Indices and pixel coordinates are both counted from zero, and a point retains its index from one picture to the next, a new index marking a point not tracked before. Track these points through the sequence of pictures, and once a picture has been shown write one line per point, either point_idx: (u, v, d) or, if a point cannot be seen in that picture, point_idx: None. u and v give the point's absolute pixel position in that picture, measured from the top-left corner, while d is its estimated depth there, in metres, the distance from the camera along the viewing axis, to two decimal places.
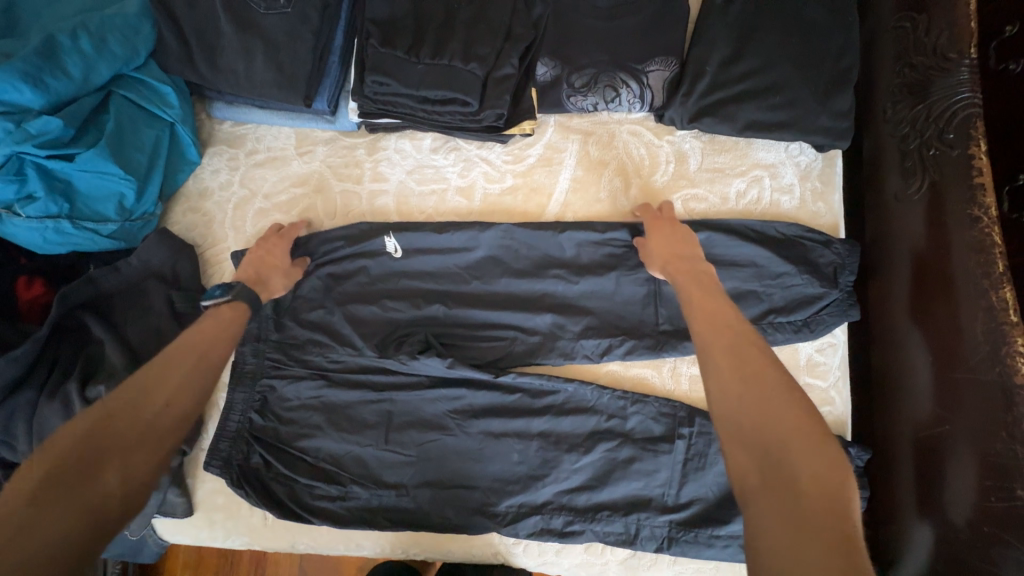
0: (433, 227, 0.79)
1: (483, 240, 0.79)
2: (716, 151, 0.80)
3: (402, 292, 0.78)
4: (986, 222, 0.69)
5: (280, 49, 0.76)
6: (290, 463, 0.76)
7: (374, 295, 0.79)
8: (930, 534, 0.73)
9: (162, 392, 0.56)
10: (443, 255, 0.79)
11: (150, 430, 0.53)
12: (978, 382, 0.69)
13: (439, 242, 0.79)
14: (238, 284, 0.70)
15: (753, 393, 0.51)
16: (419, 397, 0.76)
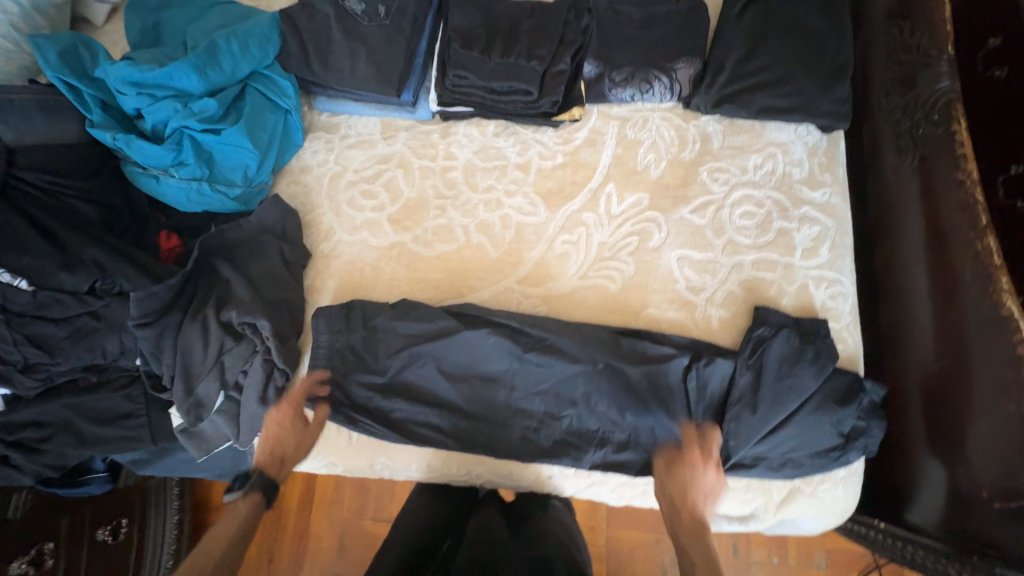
0: (439, 348, 0.86)
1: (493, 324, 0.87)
2: (736, 132, 0.94)
3: (436, 372, 0.87)
4: (970, 184, 0.83)
5: (378, 51, 0.95)
6: (363, 396, 0.87)
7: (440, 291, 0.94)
8: (940, 461, 0.82)
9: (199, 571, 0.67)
10: (451, 366, 0.87)
11: None
12: (971, 319, 0.80)
13: (449, 364, 0.87)
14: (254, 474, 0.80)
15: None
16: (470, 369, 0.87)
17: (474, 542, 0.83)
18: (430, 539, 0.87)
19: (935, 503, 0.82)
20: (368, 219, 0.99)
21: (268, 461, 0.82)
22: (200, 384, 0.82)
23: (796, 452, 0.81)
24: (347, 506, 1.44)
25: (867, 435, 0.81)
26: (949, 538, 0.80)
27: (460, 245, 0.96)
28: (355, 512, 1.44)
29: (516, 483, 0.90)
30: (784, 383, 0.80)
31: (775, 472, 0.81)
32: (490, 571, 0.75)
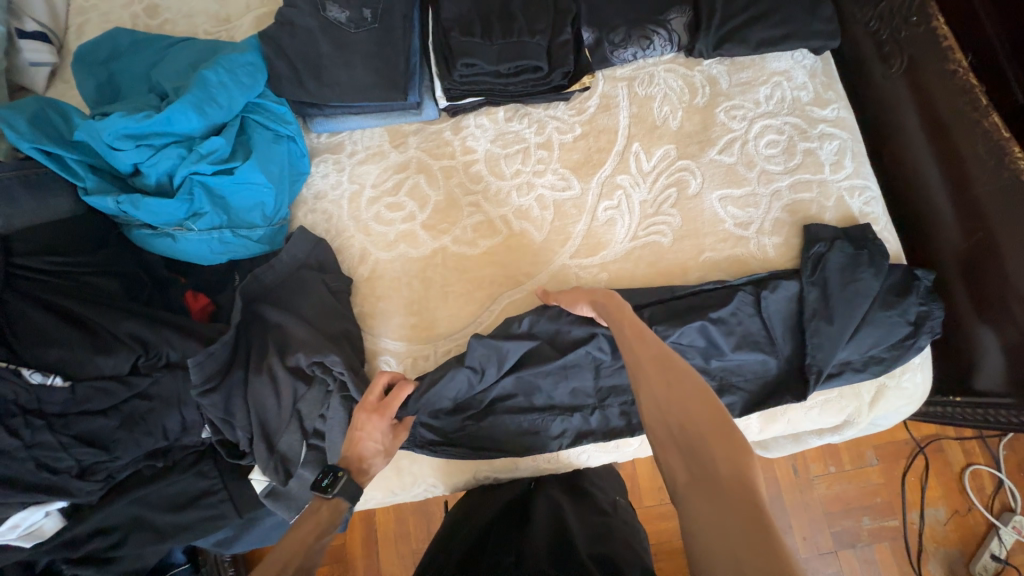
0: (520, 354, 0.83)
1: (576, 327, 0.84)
2: (739, 70, 0.98)
3: (525, 386, 0.84)
4: (961, 71, 0.90)
5: (374, 57, 0.91)
6: (454, 425, 0.84)
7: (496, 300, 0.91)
8: (992, 329, 0.88)
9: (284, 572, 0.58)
10: (538, 376, 0.83)
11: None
12: (991, 191, 0.87)
13: (540, 376, 0.83)
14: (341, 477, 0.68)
15: (682, 399, 0.56)
16: (561, 370, 0.83)
17: (543, 522, 0.80)
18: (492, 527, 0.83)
19: (998, 365, 0.89)
20: (401, 232, 0.95)
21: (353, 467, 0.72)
22: (282, 439, 0.77)
23: (875, 351, 0.85)
24: (417, 536, 1.38)
25: (935, 319, 0.85)
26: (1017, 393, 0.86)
27: (503, 236, 0.94)
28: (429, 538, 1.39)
29: (597, 459, 0.92)
30: (855, 295, 0.83)
31: (857, 374, 0.84)
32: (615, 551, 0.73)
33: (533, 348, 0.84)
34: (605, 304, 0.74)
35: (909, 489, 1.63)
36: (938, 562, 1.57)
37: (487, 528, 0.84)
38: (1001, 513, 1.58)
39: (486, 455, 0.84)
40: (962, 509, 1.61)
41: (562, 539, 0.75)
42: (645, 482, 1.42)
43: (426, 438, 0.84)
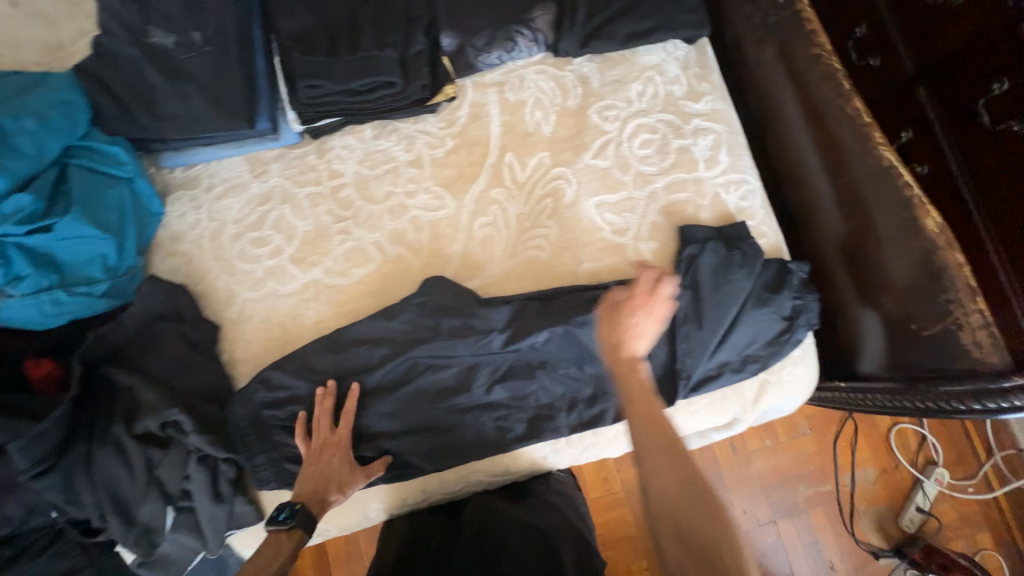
0: (392, 382, 0.81)
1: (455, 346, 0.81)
2: (610, 66, 0.94)
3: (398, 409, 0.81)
4: (825, 57, 0.93)
5: (211, 85, 0.83)
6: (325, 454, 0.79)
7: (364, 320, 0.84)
8: (872, 312, 0.88)
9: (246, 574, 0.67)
10: (410, 395, 0.81)
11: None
12: (864, 175, 0.87)
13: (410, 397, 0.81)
14: (301, 505, 0.72)
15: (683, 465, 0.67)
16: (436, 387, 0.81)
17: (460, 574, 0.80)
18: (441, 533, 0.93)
19: (880, 347, 0.88)
20: (268, 268, 0.89)
21: (318, 489, 0.74)
22: (141, 510, 0.72)
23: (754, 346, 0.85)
24: (366, 553, 1.36)
25: (807, 310, 0.86)
26: (897, 374, 0.86)
27: (378, 263, 0.90)
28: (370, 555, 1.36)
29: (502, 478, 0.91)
30: (726, 291, 0.83)
31: (739, 364, 0.84)
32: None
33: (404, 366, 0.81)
34: (617, 375, 0.75)
35: (841, 453, 1.68)
36: (869, 520, 1.64)
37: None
38: (925, 467, 1.65)
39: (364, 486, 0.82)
40: (889, 467, 1.68)
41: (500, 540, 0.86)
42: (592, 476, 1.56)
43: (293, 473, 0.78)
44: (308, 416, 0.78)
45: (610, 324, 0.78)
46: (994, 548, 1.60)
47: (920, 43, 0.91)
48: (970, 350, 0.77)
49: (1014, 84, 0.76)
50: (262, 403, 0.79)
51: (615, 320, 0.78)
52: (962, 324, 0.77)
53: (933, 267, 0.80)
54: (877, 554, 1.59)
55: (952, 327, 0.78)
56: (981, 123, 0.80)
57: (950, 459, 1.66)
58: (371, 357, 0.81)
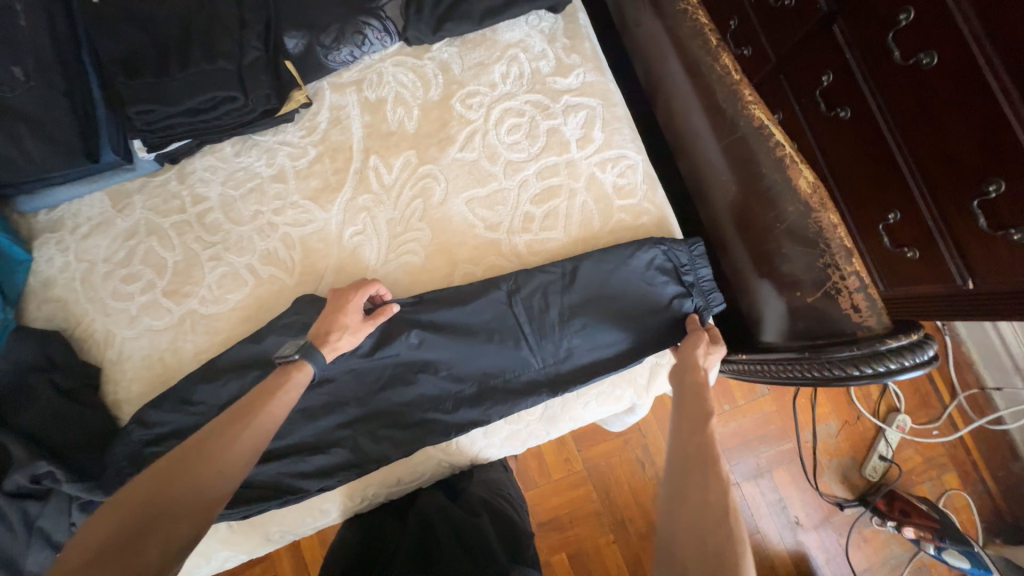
0: None
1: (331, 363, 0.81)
2: (471, 48, 0.88)
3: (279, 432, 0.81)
4: (693, 12, 0.86)
5: (41, 123, 0.79)
6: None
7: (237, 347, 0.82)
8: (766, 283, 0.84)
9: (204, 479, 0.60)
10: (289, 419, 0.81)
11: (140, 503, 0.57)
12: (743, 136, 0.82)
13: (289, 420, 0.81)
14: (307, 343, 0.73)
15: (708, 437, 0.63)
16: (316, 403, 0.82)
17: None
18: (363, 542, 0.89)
19: (780, 316, 0.84)
20: (142, 304, 0.87)
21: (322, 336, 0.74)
22: (29, 560, 0.74)
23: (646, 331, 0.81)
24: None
25: (709, 297, 0.83)
26: (797, 343, 0.82)
27: (251, 286, 0.87)
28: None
29: (404, 486, 0.89)
30: (608, 269, 0.81)
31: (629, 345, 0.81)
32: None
33: None
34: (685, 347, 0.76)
35: (801, 410, 1.60)
36: (832, 473, 1.57)
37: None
38: (887, 414, 1.59)
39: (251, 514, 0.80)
40: (852, 419, 1.60)
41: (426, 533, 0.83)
42: (551, 458, 1.52)
43: None
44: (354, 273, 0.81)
45: (575, 274, 0.81)
46: (960, 489, 1.53)
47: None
48: (852, 315, 0.76)
49: (920, 13, 0.73)
50: (142, 442, 0.79)
51: (579, 271, 0.81)
52: (842, 289, 0.76)
53: (812, 229, 0.77)
54: (842, 505, 1.53)
55: (833, 291, 0.76)
56: (895, 58, 0.78)
57: (912, 404, 1.59)
58: (243, 385, 0.80)
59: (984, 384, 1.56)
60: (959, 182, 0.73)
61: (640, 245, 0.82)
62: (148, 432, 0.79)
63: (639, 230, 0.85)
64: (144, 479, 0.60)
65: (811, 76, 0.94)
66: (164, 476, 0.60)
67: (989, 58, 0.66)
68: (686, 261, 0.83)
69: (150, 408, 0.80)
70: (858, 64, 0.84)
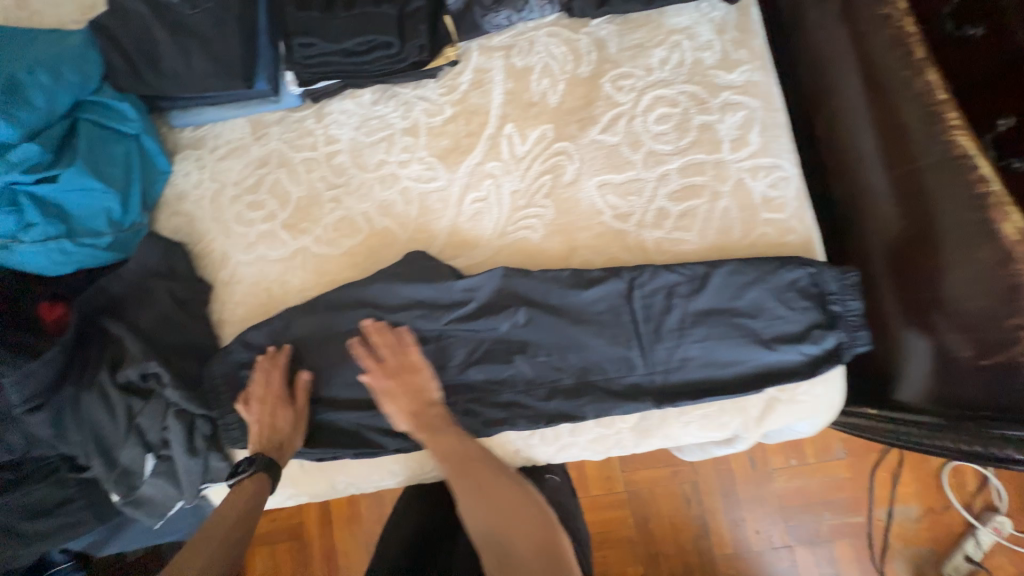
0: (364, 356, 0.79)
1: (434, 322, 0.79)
2: (632, 29, 0.84)
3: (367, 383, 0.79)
4: (897, 17, 0.74)
5: (211, 42, 0.83)
6: None
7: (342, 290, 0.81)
8: (920, 335, 0.74)
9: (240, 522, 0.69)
10: None
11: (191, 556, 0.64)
12: (929, 165, 0.71)
13: None
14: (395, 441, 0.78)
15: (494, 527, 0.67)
16: None
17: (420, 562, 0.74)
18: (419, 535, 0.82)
19: (924, 374, 0.75)
20: (261, 232, 0.89)
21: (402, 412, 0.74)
22: (122, 453, 0.77)
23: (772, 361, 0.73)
24: (367, 521, 1.33)
25: (853, 334, 0.72)
26: (947, 409, 0.72)
27: (365, 234, 0.87)
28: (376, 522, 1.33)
29: None
30: (746, 283, 0.74)
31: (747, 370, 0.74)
32: None
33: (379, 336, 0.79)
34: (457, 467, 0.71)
35: (879, 484, 1.43)
36: (903, 562, 1.40)
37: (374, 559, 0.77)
38: (982, 512, 1.38)
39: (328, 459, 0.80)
40: (937, 507, 1.42)
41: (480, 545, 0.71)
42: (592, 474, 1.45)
43: None
44: (248, 387, 0.78)
45: (710, 279, 0.74)
46: None
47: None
48: None
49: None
50: (240, 364, 0.80)
51: (713, 278, 0.74)
52: None
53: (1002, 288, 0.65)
54: None
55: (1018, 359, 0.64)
56: None
57: (1017, 509, 1.38)
58: (344, 328, 0.80)
59: None
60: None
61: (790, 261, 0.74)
62: (249, 355, 0.80)
63: (783, 248, 0.76)
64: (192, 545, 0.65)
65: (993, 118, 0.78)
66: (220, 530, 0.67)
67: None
68: (835, 290, 0.73)
69: (253, 332, 0.81)
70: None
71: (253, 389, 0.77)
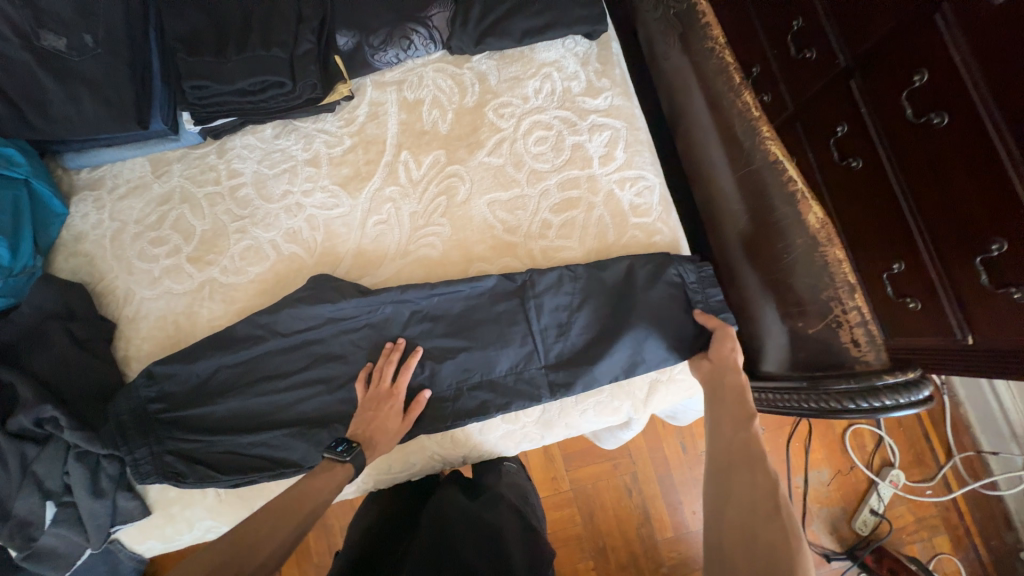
0: (275, 379, 0.83)
1: (343, 341, 0.84)
2: (508, 63, 0.94)
3: (279, 403, 0.82)
4: (719, 50, 0.90)
5: (102, 87, 0.85)
6: (209, 443, 0.81)
7: (249, 315, 0.85)
8: (774, 313, 0.86)
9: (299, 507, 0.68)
10: (286, 391, 0.82)
11: (242, 536, 0.63)
12: (758, 168, 0.85)
13: (285, 396, 0.82)
14: (357, 445, 0.74)
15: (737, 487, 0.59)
16: (320, 379, 0.83)
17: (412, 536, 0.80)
18: (378, 526, 0.87)
19: (781, 346, 0.86)
20: (165, 267, 0.90)
21: (373, 435, 0.76)
22: (17, 504, 0.74)
23: (656, 346, 0.81)
24: (313, 554, 1.29)
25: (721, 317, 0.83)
26: (797, 373, 0.84)
27: (272, 261, 0.90)
28: (322, 554, 1.29)
29: (393, 477, 0.90)
30: (615, 279, 0.84)
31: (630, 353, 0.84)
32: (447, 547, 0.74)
33: (289, 355, 0.83)
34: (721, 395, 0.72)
35: (794, 454, 1.52)
36: (820, 523, 1.49)
37: (359, 544, 0.81)
38: (881, 468, 1.51)
39: (242, 484, 0.81)
40: (845, 469, 1.53)
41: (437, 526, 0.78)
42: (539, 475, 1.47)
43: (175, 468, 0.80)
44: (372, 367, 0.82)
45: (585, 278, 0.84)
46: (951, 554, 1.46)
47: (850, 33, 0.88)
48: (851, 349, 0.77)
49: (935, 74, 0.74)
50: (146, 399, 0.81)
51: (590, 276, 0.84)
52: (843, 322, 0.77)
53: (818, 262, 0.79)
54: (828, 556, 1.46)
55: (833, 323, 0.78)
56: (905, 116, 0.79)
57: (907, 461, 1.52)
58: (256, 352, 0.83)
59: (981, 449, 1.49)
60: (961, 242, 0.74)
61: (655, 255, 0.85)
62: (157, 389, 0.82)
63: (651, 247, 0.87)
64: (250, 524, 0.65)
65: (824, 127, 0.95)
66: (272, 519, 0.66)
67: (995, 119, 0.67)
68: (694, 281, 0.85)
69: (157, 366, 0.81)
70: (872, 116, 0.85)
71: (377, 376, 0.80)
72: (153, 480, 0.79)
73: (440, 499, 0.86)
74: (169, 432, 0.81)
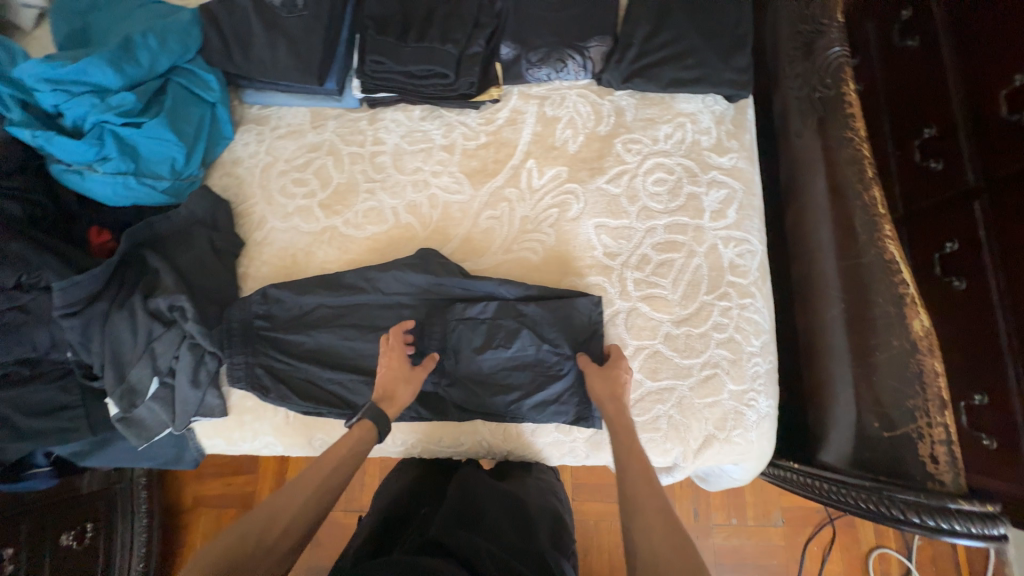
0: (367, 330, 0.90)
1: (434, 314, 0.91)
2: (647, 105, 1.00)
3: (364, 352, 0.90)
4: (857, 141, 0.94)
5: (299, 42, 0.98)
6: (292, 368, 0.89)
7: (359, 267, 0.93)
8: (851, 407, 0.86)
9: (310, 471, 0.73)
10: (373, 344, 0.90)
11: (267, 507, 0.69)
12: (873, 262, 0.86)
13: (371, 347, 0.90)
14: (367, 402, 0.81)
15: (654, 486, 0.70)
16: None
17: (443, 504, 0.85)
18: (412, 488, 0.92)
19: (845, 442, 0.86)
20: (299, 206, 1.01)
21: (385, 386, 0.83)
22: (132, 371, 0.86)
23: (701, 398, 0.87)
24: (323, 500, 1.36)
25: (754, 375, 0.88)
26: (862, 472, 0.83)
27: (389, 225, 0.99)
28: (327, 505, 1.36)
29: (434, 450, 0.95)
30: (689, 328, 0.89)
31: (692, 400, 0.87)
32: (475, 521, 0.79)
33: (384, 312, 0.91)
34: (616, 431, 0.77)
35: (809, 558, 1.45)
36: None
37: (395, 501, 0.88)
38: None
39: (310, 413, 0.89)
40: None
41: (468, 501, 0.84)
42: None
43: (262, 382, 0.88)
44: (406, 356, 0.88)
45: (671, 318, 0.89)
46: None
47: None
48: (927, 465, 0.77)
49: None
50: (255, 314, 0.91)
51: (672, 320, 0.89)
52: (925, 436, 0.77)
53: (911, 369, 0.79)
54: None
55: (914, 434, 0.78)
56: None
57: None
58: (358, 301, 0.91)
59: None
60: None
61: (736, 315, 0.89)
62: (267, 308, 0.91)
63: (740, 308, 0.90)
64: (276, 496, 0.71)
65: None
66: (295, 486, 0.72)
67: None
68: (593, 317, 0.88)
69: (272, 288, 0.91)
70: None
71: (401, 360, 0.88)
72: (240, 386, 0.88)
73: (467, 477, 0.91)
74: (265, 348, 0.90)
